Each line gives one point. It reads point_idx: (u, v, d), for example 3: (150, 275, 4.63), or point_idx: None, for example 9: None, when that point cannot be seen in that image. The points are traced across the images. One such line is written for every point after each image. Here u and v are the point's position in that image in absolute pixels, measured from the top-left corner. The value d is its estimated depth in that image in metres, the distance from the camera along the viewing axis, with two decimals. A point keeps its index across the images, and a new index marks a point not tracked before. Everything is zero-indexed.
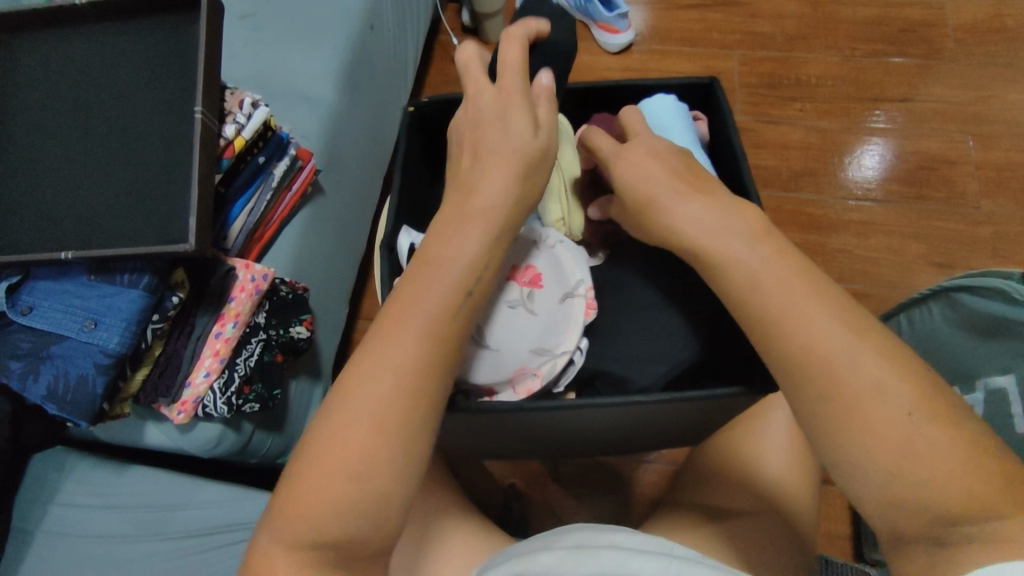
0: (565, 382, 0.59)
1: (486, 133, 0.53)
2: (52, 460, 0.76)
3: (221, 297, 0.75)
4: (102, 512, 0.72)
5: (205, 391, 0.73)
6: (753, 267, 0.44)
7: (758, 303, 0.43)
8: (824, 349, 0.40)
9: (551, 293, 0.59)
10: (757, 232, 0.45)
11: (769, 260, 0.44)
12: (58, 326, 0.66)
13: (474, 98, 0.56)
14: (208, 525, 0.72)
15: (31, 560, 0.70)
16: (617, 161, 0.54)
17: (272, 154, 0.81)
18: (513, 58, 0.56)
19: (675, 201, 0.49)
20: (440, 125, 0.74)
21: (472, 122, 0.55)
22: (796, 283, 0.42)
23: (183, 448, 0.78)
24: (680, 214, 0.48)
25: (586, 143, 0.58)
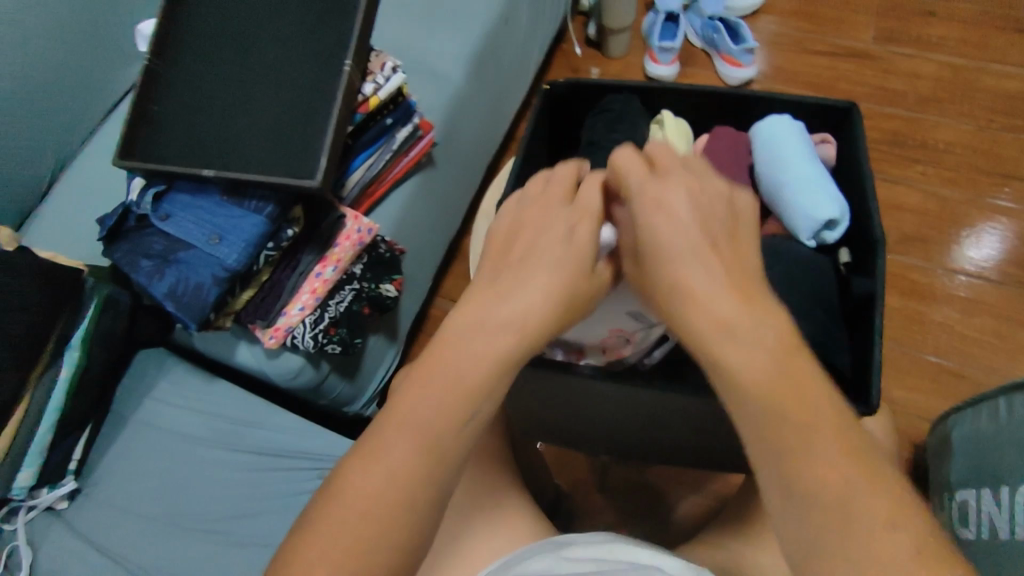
0: (659, 352, 0.60)
1: (545, 237, 0.50)
2: (155, 358, 0.83)
3: (329, 241, 0.80)
4: (188, 414, 0.78)
5: (297, 323, 0.79)
6: (753, 370, 0.39)
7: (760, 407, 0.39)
8: (807, 440, 0.37)
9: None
10: (782, 340, 0.40)
11: (755, 358, 0.40)
12: (188, 235, 0.72)
13: (540, 194, 0.54)
14: (277, 447, 0.76)
15: (121, 441, 0.76)
16: (648, 189, 0.48)
17: (399, 118, 0.86)
18: (590, 189, 0.51)
19: (704, 286, 0.43)
20: (568, 108, 0.77)
21: (532, 213, 0.52)
22: (792, 387, 0.39)
23: (265, 374, 0.82)
24: (707, 298, 0.43)
25: (622, 177, 0.50)
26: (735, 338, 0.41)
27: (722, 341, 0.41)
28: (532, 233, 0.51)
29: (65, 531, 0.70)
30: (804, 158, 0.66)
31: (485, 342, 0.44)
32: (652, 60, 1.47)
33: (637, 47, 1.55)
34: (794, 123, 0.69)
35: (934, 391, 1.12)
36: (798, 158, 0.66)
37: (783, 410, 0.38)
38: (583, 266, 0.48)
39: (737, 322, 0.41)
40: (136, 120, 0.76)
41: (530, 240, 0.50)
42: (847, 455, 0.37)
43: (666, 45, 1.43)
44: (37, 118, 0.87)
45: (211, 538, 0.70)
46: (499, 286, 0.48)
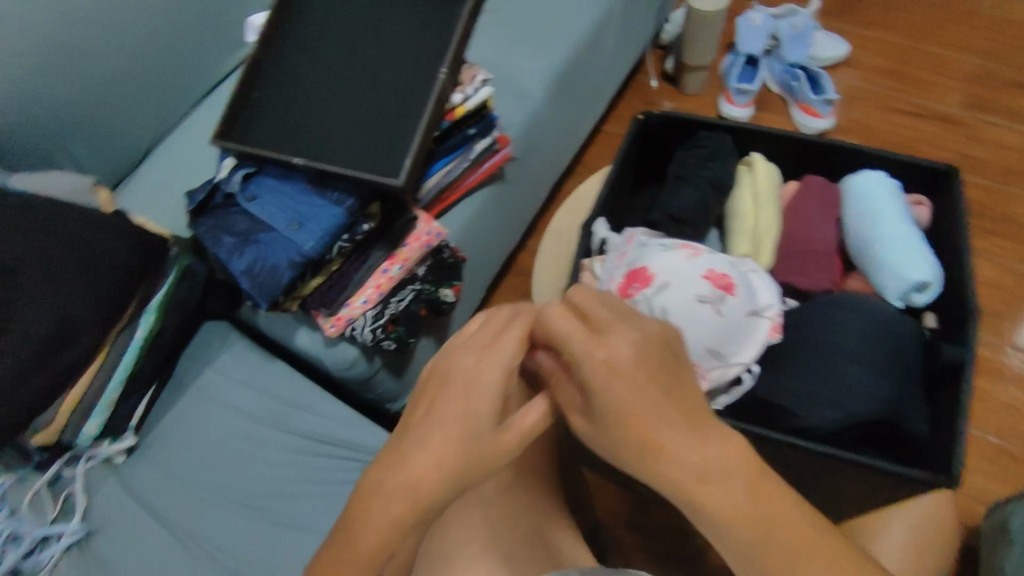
0: (732, 395, 0.62)
1: (458, 399, 0.43)
2: (218, 331, 0.86)
3: (399, 239, 0.82)
4: (244, 389, 0.80)
5: (358, 316, 0.80)
6: (731, 511, 0.38)
7: (738, 539, 0.39)
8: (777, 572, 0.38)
9: (743, 304, 0.61)
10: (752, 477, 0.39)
11: (728, 500, 0.38)
12: (271, 218, 0.76)
13: (467, 338, 0.46)
14: (323, 433, 0.78)
15: (178, 406, 0.79)
16: (586, 344, 0.41)
17: (481, 130, 0.89)
18: (511, 336, 0.44)
19: (663, 443, 0.39)
20: (657, 141, 0.79)
21: (452, 358, 0.45)
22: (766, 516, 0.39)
23: (319, 361, 0.85)
24: (670, 456, 0.38)
25: (551, 322, 0.44)
26: (710, 482, 0.38)
27: (708, 491, 0.38)
28: (442, 392, 0.43)
29: (119, 486, 0.73)
30: (899, 216, 0.67)
31: (402, 487, 0.41)
32: (727, 101, 1.46)
33: (713, 87, 1.55)
34: (890, 180, 0.70)
35: (991, 474, 1.07)
36: (893, 216, 0.67)
37: (767, 533, 0.39)
38: (486, 423, 0.42)
39: (709, 468, 0.38)
40: (235, 105, 0.80)
41: (444, 406, 0.43)
42: (829, 564, 0.38)
43: (743, 87, 1.43)
44: (142, 92, 0.92)
45: (257, 516, 0.72)
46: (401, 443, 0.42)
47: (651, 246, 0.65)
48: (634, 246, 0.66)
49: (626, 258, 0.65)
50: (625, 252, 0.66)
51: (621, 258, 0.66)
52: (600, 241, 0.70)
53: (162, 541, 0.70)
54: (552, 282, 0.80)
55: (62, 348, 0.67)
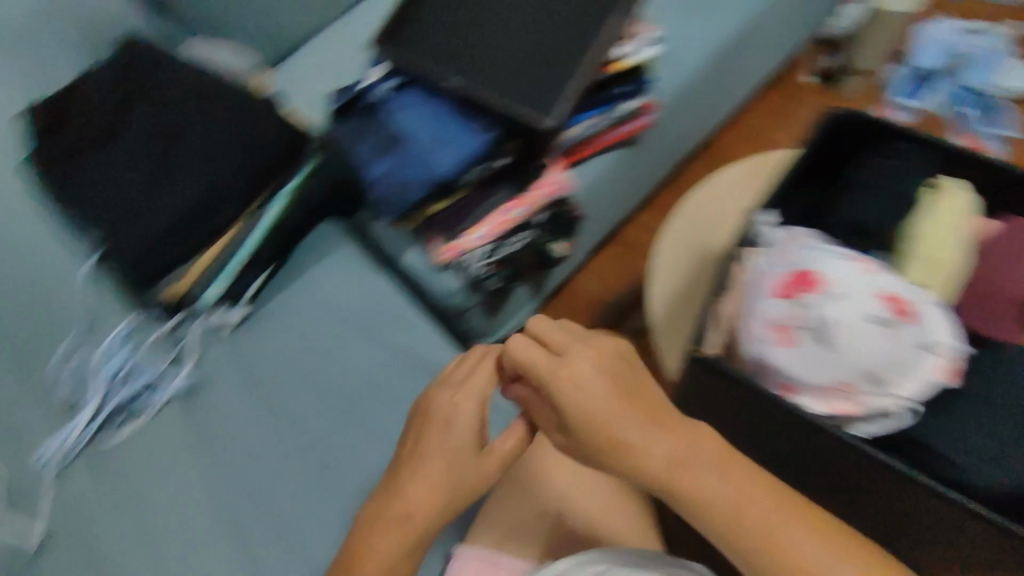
0: (880, 429, 0.54)
1: (451, 437, 0.59)
2: (332, 236, 0.88)
3: (527, 182, 0.81)
4: (347, 293, 0.83)
5: (472, 249, 0.80)
6: (714, 488, 0.50)
7: (722, 515, 0.49)
8: (762, 529, 0.48)
9: (917, 333, 0.54)
10: (718, 455, 0.52)
11: (703, 481, 0.50)
12: (413, 133, 0.76)
13: (447, 379, 0.63)
14: (412, 353, 0.79)
15: (287, 294, 0.83)
16: (558, 368, 0.55)
17: (631, 91, 0.87)
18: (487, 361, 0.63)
19: (635, 442, 0.52)
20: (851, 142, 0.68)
21: (444, 403, 0.61)
22: (741, 488, 0.50)
23: (422, 283, 0.85)
24: (645, 450, 0.52)
25: (518, 354, 0.57)
26: (686, 468, 0.51)
27: (683, 471, 0.51)
28: (435, 432, 0.60)
29: (226, 351, 0.79)
30: None
31: (433, 478, 0.59)
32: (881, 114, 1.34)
33: None
34: None
35: None
36: None
37: (744, 508, 0.49)
38: (473, 437, 0.60)
39: (682, 455, 0.51)
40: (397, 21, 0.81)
41: (427, 443, 0.60)
42: (805, 535, 0.48)
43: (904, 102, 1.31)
44: None
45: (338, 413, 0.75)
46: (419, 443, 0.60)
47: (820, 249, 0.59)
48: (801, 242, 0.60)
49: (793, 256, 0.58)
50: (789, 246, 0.59)
51: (784, 253, 0.60)
52: (757, 233, 0.64)
53: (254, 410, 0.75)
54: (681, 263, 0.76)
55: (203, 218, 0.75)
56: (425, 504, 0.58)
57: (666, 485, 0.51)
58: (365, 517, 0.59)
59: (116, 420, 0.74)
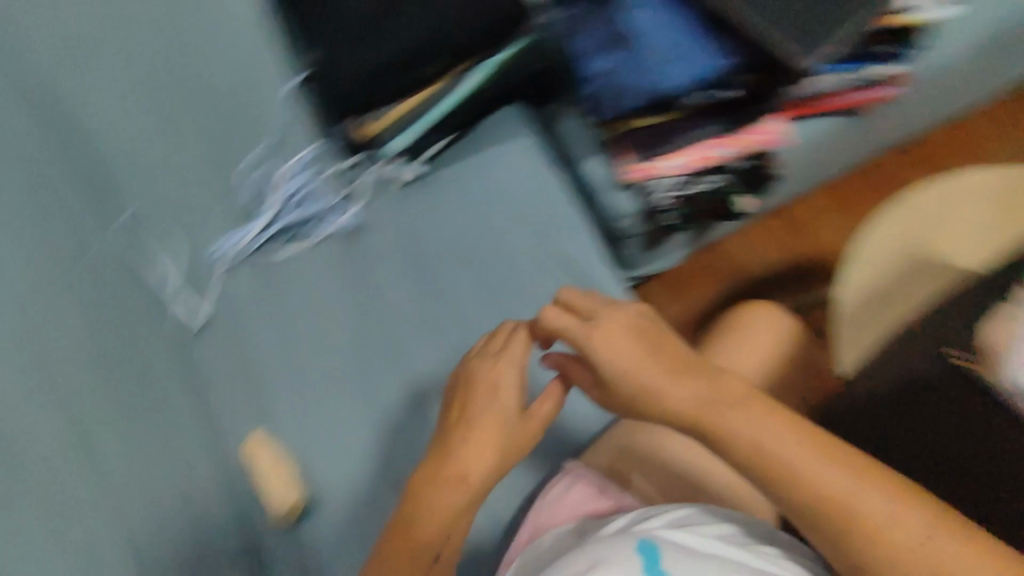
0: None
1: (497, 402, 0.58)
2: (509, 121, 0.83)
3: (746, 124, 0.76)
4: (518, 182, 0.81)
5: (664, 177, 0.77)
6: (741, 425, 0.50)
7: (757, 455, 0.49)
8: (794, 459, 0.48)
9: None
10: (740, 390, 0.52)
11: (740, 419, 0.50)
12: (648, 37, 0.74)
13: (483, 348, 0.62)
14: (568, 259, 0.78)
15: (459, 166, 0.82)
16: (592, 334, 0.55)
17: (893, 53, 0.78)
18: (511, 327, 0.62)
19: (667, 387, 0.53)
20: None
21: (481, 367, 0.60)
22: (771, 420, 0.50)
23: (596, 195, 0.81)
24: (676, 396, 0.52)
25: (549, 321, 0.58)
26: (721, 407, 0.51)
27: (710, 418, 0.51)
28: (481, 398, 0.58)
29: (392, 204, 0.80)
30: None
31: (480, 442, 0.56)
32: None
33: None
34: None
35: None
36: None
37: (775, 441, 0.49)
38: (511, 400, 0.58)
39: (706, 395, 0.52)
40: None
41: (473, 410, 0.58)
42: (835, 464, 0.48)
43: None
44: None
45: (483, 296, 0.76)
46: (461, 411, 0.58)
47: None
48: None
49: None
50: None
51: None
52: None
53: (405, 268, 0.77)
54: (880, 261, 0.75)
55: (416, 65, 0.77)
56: (479, 465, 0.55)
57: (708, 433, 0.51)
58: (426, 466, 0.56)
59: (283, 237, 0.78)
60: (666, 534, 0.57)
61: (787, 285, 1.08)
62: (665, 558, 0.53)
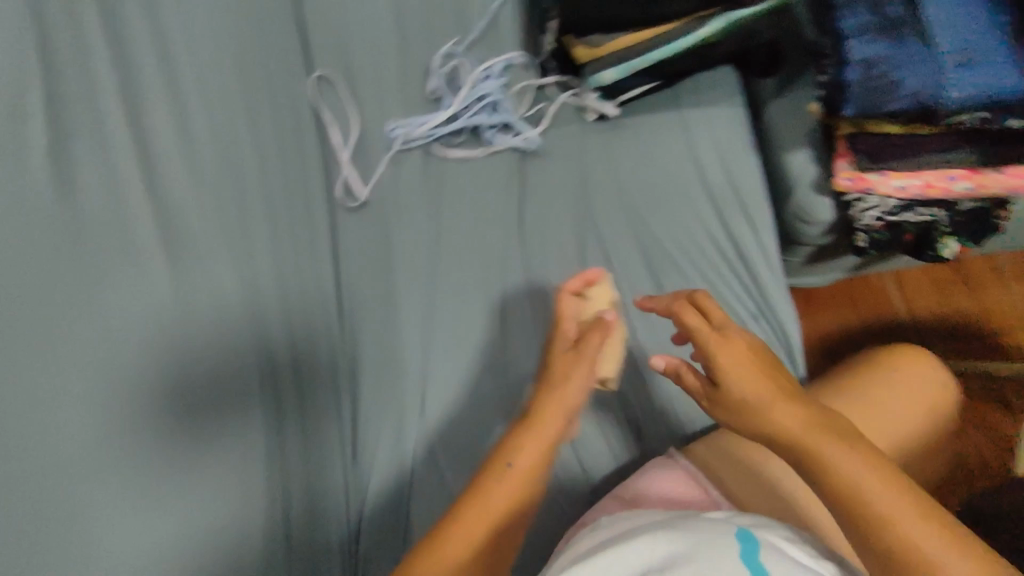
0: None
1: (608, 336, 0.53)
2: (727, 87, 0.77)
3: (1006, 161, 0.63)
4: (716, 157, 0.75)
5: (877, 194, 0.67)
6: (840, 460, 0.42)
7: (841, 492, 0.42)
8: (877, 505, 0.40)
9: None
10: (835, 422, 0.45)
11: (843, 457, 0.42)
12: (945, 28, 0.59)
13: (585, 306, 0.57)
14: (744, 251, 0.73)
15: (656, 118, 0.76)
16: (717, 343, 0.48)
17: None
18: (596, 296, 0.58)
19: (775, 406, 0.45)
20: None
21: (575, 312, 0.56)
22: (863, 461, 0.42)
23: (792, 192, 0.75)
24: (780, 415, 0.45)
25: (677, 311, 0.51)
26: (823, 437, 0.43)
27: (818, 443, 0.43)
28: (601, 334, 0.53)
29: (577, 133, 0.75)
30: None
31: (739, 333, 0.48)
32: None
33: None
34: None
35: None
36: None
37: (866, 485, 0.41)
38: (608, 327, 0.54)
39: (812, 423, 0.44)
40: None
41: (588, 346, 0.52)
42: (917, 516, 0.40)
43: None
44: None
45: (640, 248, 0.72)
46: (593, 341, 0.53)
47: None
48: None
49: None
50: None
51: None
52: None
53: (571, 200, 0.72)
54: None
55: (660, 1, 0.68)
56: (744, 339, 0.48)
57: (801, 464, 0.44)
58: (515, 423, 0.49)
59: (458, 138, 0.73)
60: (772, 535, 0.45)
61: (947, 342, 0.96)
62: (764, 557, 0.42)
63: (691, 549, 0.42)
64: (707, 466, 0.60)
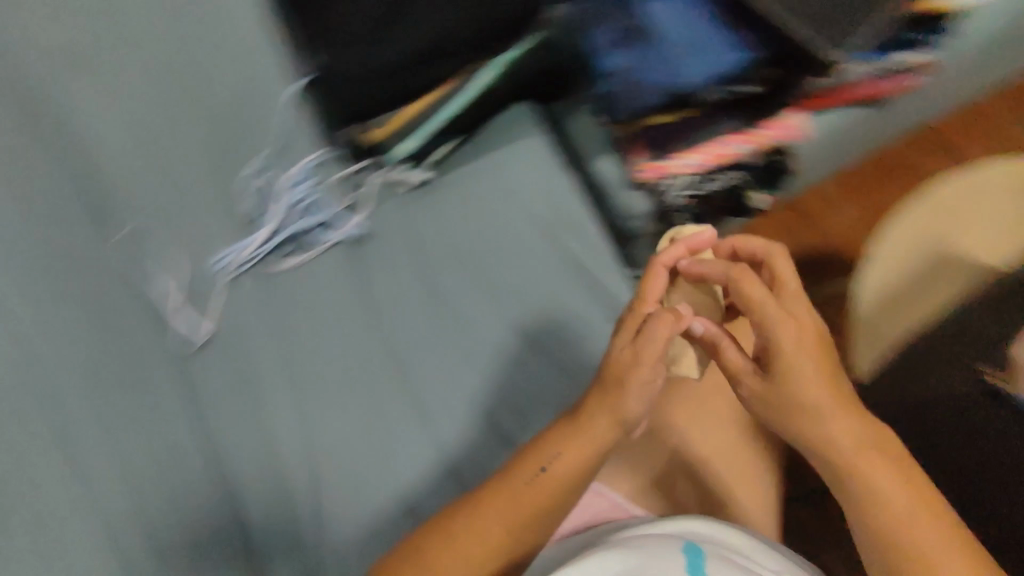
0: None
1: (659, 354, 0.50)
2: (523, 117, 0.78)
3: (762, 118, 0.75)
4: (526, 188, 0.76)
5: (675, 175, 0.75)
6: (863, 463, 0.47)
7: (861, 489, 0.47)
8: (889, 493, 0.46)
9: None
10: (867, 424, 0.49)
11: (869, 459, 0.47)
12: (669, 30, 0.71)
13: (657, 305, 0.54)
14: (581, 267, 0.74)
15: (465, 170, 0.77)
16: (776, 321, 0.48)
17: (923, 41, 0.75)
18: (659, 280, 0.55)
19: (817, 410, 0.48)
20: None
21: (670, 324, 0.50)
22: (882, 458, 0.48)
23: (606, 195, 0.78)
24: (825, 423, 0.48)
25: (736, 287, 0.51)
26: (853, 440, 0.48)
27: (845, 446, 0.48)
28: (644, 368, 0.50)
29: (400, 209, 0.76)
30: None
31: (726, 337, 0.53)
32: None
33: None
34: None
35: None
36: None
37: (883, 481, 0.47)
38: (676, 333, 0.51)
39: (845, 425, 0.48)
40: None
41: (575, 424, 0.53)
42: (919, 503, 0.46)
43: None
44: None
45: (492, 298, 0.72)
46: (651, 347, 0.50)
47: None
48: None
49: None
50: None
51: None
52: None
53: (413, 274, 0.73)
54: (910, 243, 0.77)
55: (431, 62, 0.74)
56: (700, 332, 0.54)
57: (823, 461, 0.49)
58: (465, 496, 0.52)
59: (287, 248, 0.73)
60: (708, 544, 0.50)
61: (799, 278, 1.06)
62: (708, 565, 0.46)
63: (643, 561, 0.45)
64: (617, 472, 0.69)
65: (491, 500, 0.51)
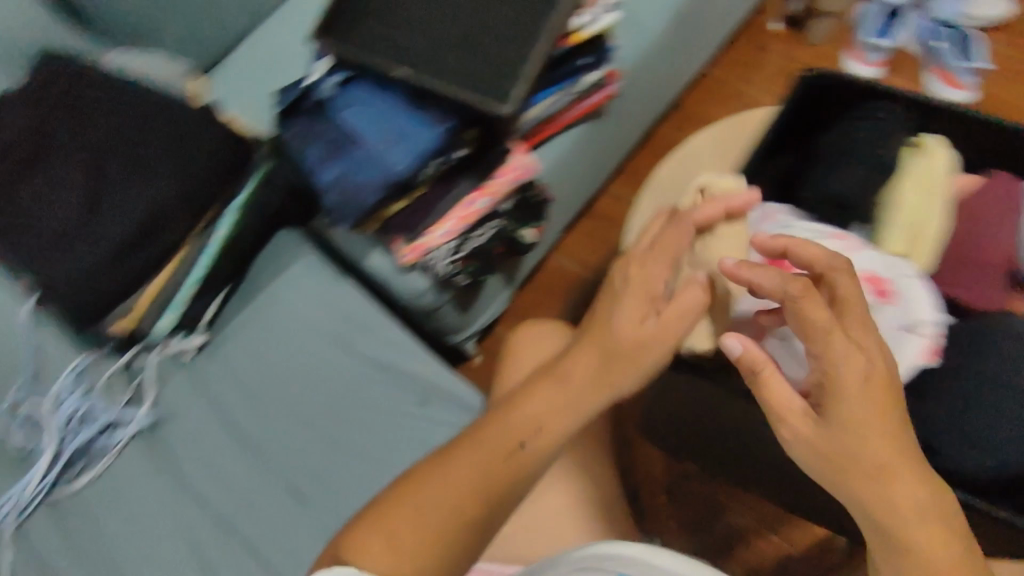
0: None
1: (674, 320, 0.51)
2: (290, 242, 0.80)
3: (490, 169, 0.75)
4: (310, 306, 0.76)
5: (437, 246, 0.75)
6: (896, 485, 0.42)
7: (879, 498, 0.42)
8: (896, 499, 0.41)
9: (896, 316, 0.59)
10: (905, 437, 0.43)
11: (907, 483, 0.42)
12: (364, 130, 0.71)
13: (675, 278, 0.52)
14: (384, 361, 0.73)
15: (245, 313, 0.77)
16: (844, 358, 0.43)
17: (593, 62, 0.84)
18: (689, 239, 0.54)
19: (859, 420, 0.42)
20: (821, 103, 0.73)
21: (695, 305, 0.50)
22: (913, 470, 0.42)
23: (390, 284, 0.80)
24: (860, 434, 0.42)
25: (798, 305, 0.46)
26: (886, 467, 0.42)
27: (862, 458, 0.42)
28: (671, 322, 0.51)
29: (187, 379, 0.74)
30: None
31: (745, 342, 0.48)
32: (855, 59, 1.20)
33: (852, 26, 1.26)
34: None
35: None
36: None
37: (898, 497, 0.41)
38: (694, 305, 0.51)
39: (889, 437, 0.42)
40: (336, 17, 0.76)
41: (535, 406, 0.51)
42: (928, 509, 0.41)
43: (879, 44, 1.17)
44: None
45: (305, 428, 0.71)
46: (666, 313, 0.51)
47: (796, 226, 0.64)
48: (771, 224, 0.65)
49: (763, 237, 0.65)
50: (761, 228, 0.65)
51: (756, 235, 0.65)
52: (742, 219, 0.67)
53: (217, 440, 0.71)
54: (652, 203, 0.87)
55: (153, 237, 0.69)
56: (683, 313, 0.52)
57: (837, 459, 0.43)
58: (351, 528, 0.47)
59: (77, 464, 0.69)
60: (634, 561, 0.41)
61: None
62: None
63: None
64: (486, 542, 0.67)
65: (461, 450, 0.50)
